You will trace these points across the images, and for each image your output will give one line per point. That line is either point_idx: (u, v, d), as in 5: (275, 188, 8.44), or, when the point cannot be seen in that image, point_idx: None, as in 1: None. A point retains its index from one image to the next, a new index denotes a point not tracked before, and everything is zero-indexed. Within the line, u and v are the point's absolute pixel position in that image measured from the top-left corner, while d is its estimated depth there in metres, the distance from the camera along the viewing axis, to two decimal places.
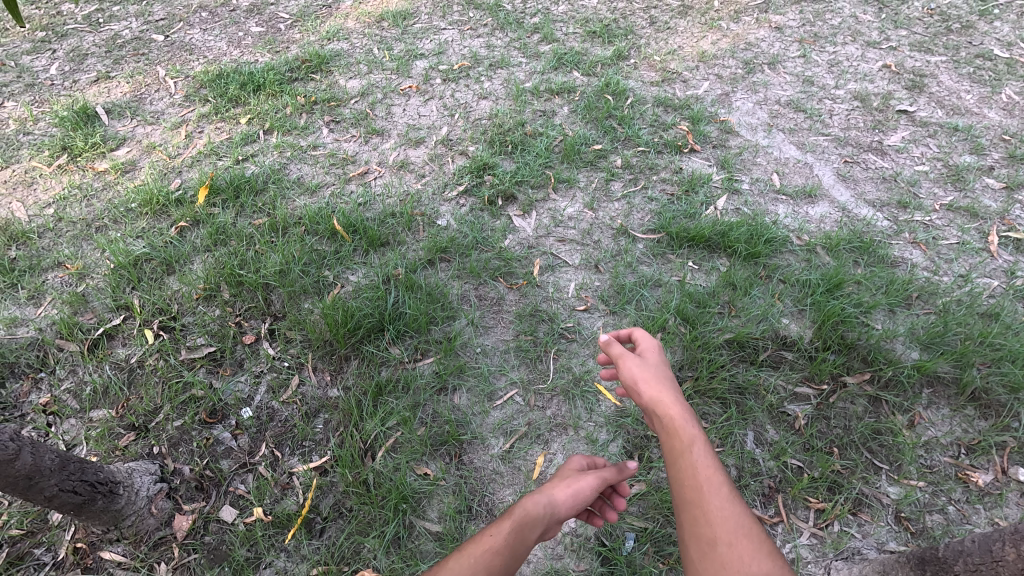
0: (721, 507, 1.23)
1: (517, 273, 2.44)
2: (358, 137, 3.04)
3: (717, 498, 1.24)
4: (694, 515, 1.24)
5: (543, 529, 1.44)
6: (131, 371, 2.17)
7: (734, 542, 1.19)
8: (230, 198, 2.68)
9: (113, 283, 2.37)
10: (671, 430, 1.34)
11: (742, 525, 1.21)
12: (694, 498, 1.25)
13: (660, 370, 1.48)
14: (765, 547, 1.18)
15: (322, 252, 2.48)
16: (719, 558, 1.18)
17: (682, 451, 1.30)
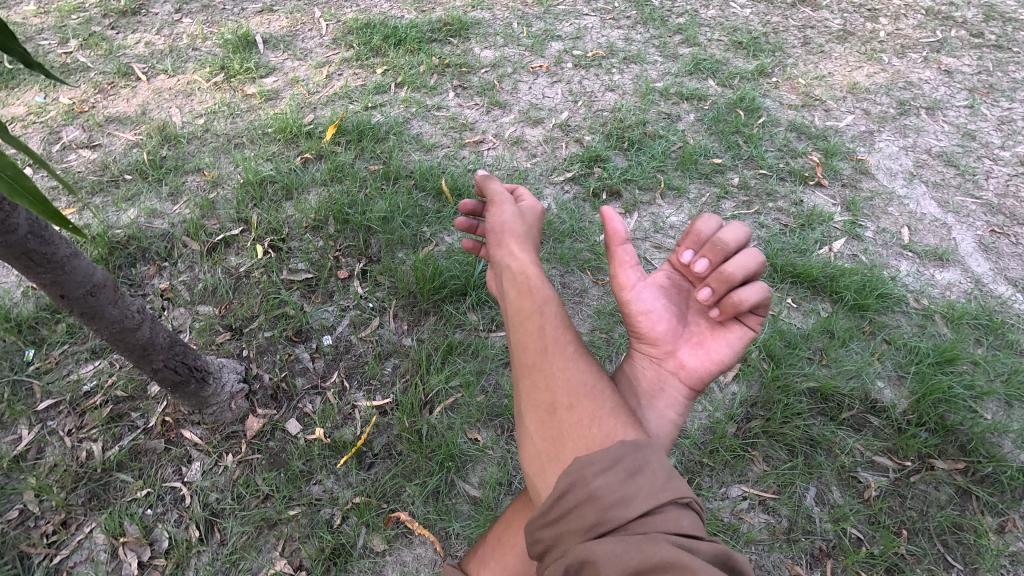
0: (566, 372, 1.24)
1: (605, 269, 2.42)
2: (480, 106, 3.10)
3: (562, 364, 1.25)
4: (538, 384, 1.24)
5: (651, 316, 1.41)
6: (238, 279, 2.38)
7: (579, 407, 1.19)
8: (353, 140, 2.84)
9: (240, 196, 2.60)
10: (521, 288, 1.37)
11: (590, 391, 1.22)
12: (540, 365, 1.26)
13: (525, 225, 1.56)
14: (613, 410, 1.19)
15: (425, 208, 2.57)
16: (560, 424, 1.18)
17: (533, 312, 1.33)
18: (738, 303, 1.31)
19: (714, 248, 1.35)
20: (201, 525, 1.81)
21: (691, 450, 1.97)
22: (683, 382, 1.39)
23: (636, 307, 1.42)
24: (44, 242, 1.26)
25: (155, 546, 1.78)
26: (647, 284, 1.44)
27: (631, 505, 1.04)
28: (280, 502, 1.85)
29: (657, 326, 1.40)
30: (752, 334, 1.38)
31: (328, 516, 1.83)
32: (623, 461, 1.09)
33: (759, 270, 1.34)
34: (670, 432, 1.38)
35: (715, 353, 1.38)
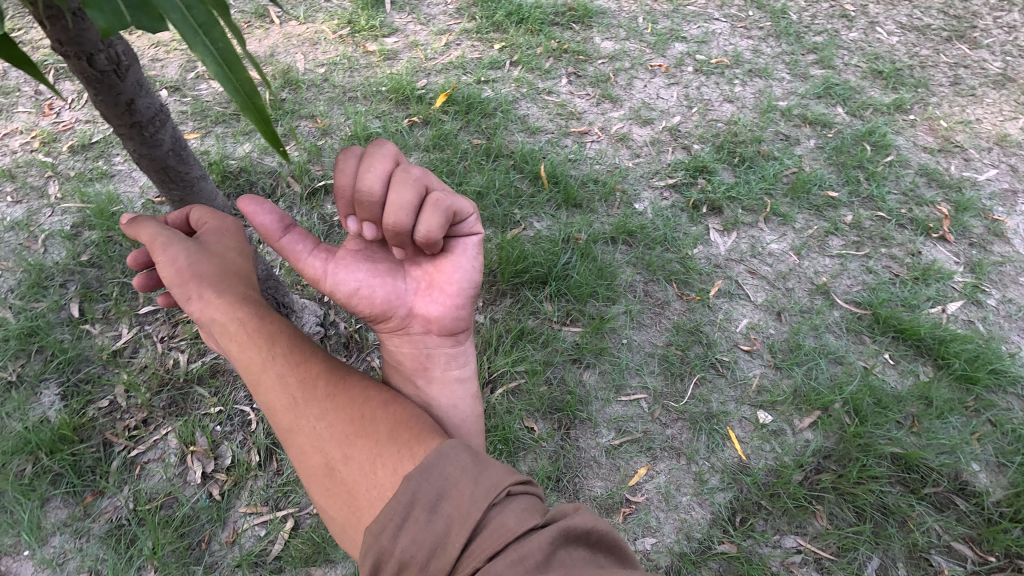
0: (325, 413, 1.10)
1: (692, 284, 2.32)
2: (591, 97, 3.04)
3: (315, 410, 1.11)
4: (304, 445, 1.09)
5: (367, 292, 1.17)
6: (331, 227, 2.46)
7: (355, 447, 1.06)
8: (461, 111, 2.85)
9: (345, 148, 2.68)
10: (232, 335, 1.17)
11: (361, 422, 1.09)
12: (296, 424, 1.11)
13: (220, 243, 1.27)
14: (390, 432, 1.07)
15: (519, 190, 2.56)
16: (344, 482, 1.04)
17: (259, 361, 1.15)
18: (433, 242, 1.05)
19: (369, 202, 1.02)
20: (261, 451, 1.90)
21: (750, 488, 1.88)
22: (444, 339, 1.24)
23: (342, 295, 1.17)
24: (181, 160, 1.33)
25: (218, 460, 1.89)
26: (339, 264, 1.17)
27: (444, 544, 0.92)
28: None
29: (380, 304, 1.18)
30: (478, 242, 1.19)
31: None
32: (416, 494, 0.96)
33: (430, 186, 1.06)
34: (466, 389, 1.29)
35: (449, 289, 1.19)
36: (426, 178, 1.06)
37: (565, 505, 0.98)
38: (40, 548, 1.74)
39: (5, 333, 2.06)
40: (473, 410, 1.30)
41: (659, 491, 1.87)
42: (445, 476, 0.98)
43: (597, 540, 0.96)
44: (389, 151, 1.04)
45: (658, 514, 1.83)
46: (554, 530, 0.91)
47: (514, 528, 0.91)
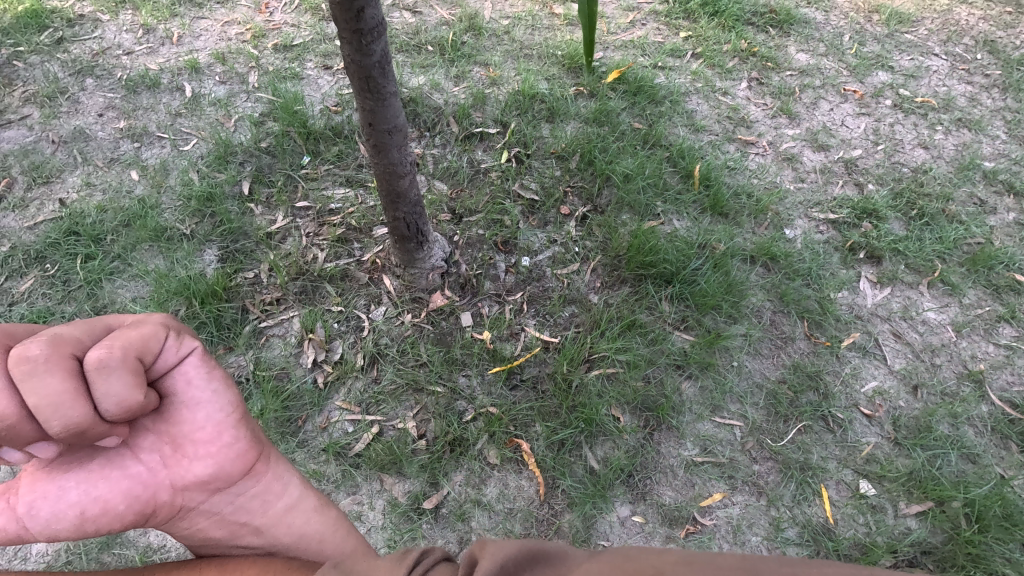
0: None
1: (825, 329, 2.16)
2: (768, 108, 2.86)
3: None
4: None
5: (108, 500, 1.07)
6: (476, 173, 2.55)
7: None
8: (629, 92, 2.79)
9: (509, 102, 2.73)
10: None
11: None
12: None
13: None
14: None
15: (667, 184, 2.48)
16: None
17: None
18: (129, 405, 0.95)
19: (12, 430, 0.89)
20: (366, 357, 2.04)
21: (830, 553, 1.75)
22: (230, 487, 1.19)
23: (71, 525, 1.07)
24: (383, 74, 1.43)
25: (328, 353, 2.06)
26: (32, 503, 1.05)
27: None
28: (431, 374, 2.01)
29: (132, 507, 1.10)
30: (195, 360, 1.13)
31: (461, 409, 1.96)
32: None
33: (73, 351, 0.93)
34: (301, 510, 1.26)
35: (194, 436, 1.13)
36: (59, 345, 0.92)
37: (467, 559, 0.91)
38: None
39: (188, 192, 2.35)
40: (319, 522, 1.26)
41: (730, 522, 1.80)
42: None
43: (519, 562, 0.86)
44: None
45: (722, 543, 1.76)
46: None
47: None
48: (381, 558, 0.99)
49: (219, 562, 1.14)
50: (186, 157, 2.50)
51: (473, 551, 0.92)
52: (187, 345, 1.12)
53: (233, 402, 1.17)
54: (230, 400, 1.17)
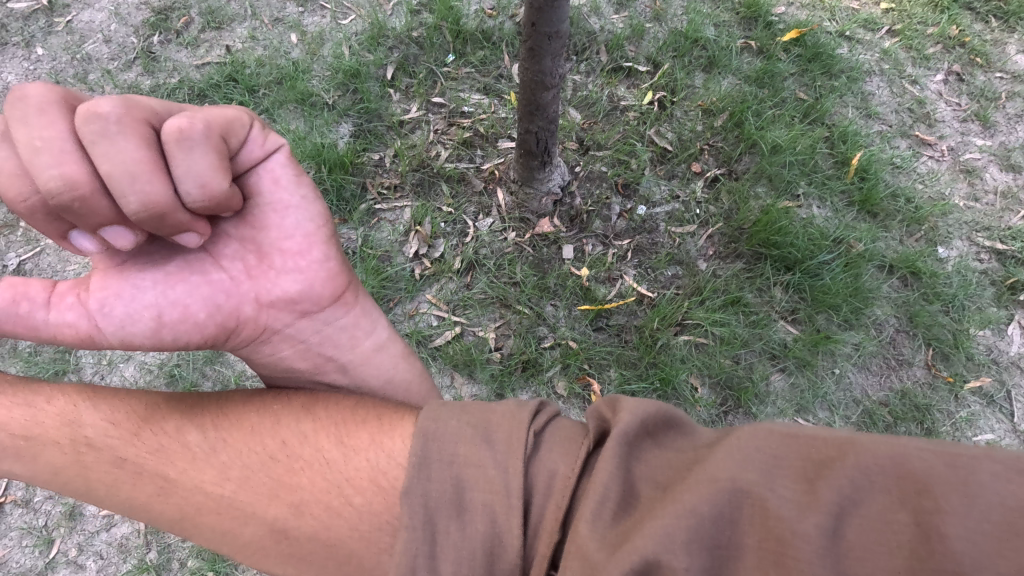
0: (226, 463, 1.00)
1: (951, 364, 1.94)
2: (961, 109, 2.48)
3: (216, 458, 1.00)
4: (234, 514, 0.96)
5: (183, 306, 1.01)
6: (614, 109, 2.43)
7: (295, 492, 0.96)
8: (803, 57, 2.51)
9: (667, 41, 2.53)
10: (17, 454, 1.04)
11: (281, 447, 1.00)
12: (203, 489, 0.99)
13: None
14: (339, 438, 1.01)
15: (817, 167, 2.26)
16: (312, 537, 0.94)
17: (80, 468, 1.02)
18: (209, 190, 0.89)
19: (83, 204, 0.84)
20: (464, 262, 2.08)
21: None
22: (314, 314, 1.13)
23: (147, 331, 1.01)
24: None
25: (430, 250, 2.11)
26: (103, 302, 0.98)
27: (499, 540, 0.83)
28: (520, 295, 2.02)
29: (212, 319, 1.04)
30: (279, 158, 1.07)
31: (542, 334, 1.97)
32: (427, 499, 0.86)
33: (147, 118, 0.86)
34: (389, 353, 1.23)
35: (278, 245, 1.08)
36: (130, 108, 0.85)
37: (599, 416, 0.91)
38: None
39: (337, 65, 2.43)
40: (406, 369, 1.23)
41: None
42: (451, 457, 0.89)
43: (657, 424, 0.87)
44: (36, 105, 0.83)
45: None
46: (619, 442, 0.83)
47: (570, 471, 0.86)
48: (496, 403, 0.95)
49: (309, 394, 1.11)
50: (342, 30, 2.56)
51: (604, 409, 0.92)
52: (272, 141, 1.06)
53: (320, 214, 1.12)
54: (317, 210, 1.12)
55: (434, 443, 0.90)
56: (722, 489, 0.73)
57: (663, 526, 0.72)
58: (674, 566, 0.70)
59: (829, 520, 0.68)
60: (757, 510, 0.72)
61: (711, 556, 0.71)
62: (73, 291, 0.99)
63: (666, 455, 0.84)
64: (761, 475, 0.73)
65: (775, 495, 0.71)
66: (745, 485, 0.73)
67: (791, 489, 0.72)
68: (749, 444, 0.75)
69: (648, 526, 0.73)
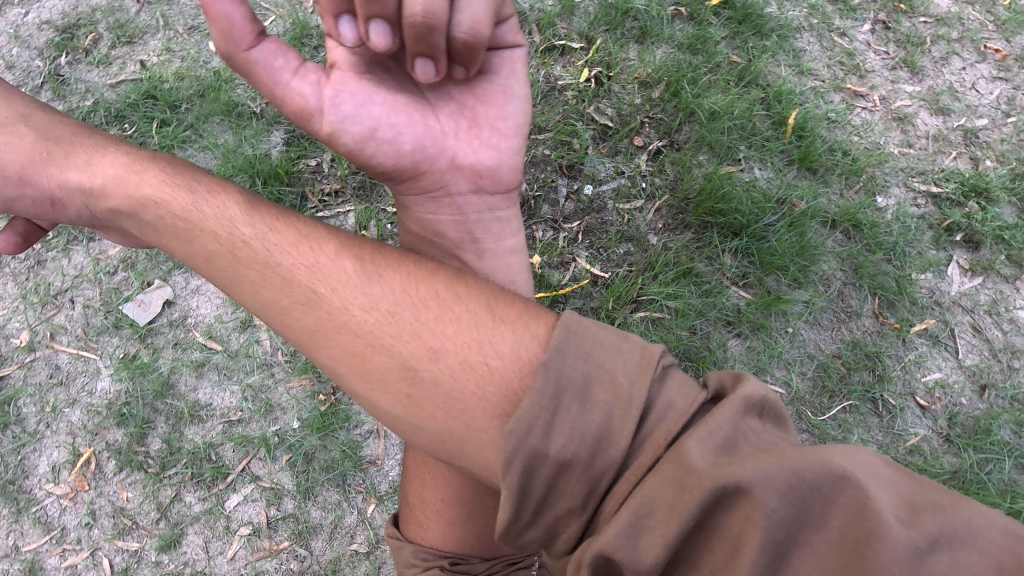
0: (377, 297, 1.07)
1: (898, 310, 2.00)
2: (889, 58, 2.52)
3: (366, 311, 1.07)
4: (366, 360, 1.05)
5: (388, 141, 1.23)
6: (551, 89, 2.39)
7: (435, 351, 1.03)
8: (734, 19, 2.49)
9: (598, 15, 2.49)
10: (175, 231, 1.20)
11: (430, 313, 1.05)
12: (338, 322, 1.06)
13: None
14: (490, 316, 1.05)
15: (756, 128, 2.27)
16: (438, 384, 1.01)
17: (229, 258, 1.14)
18: (477, 31, 1.06)
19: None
20: None
21: None
22: (485, 194, 1.36)
23: (358, 135, 1.21)
24: None
25: None
26: (336, 96, 1.19)
27: (606, 436, 0.90)
28: None
29: (411, 154, 1.26)
30: (519, 49, 1.27)
31: None
32: (559, 379, 0.93)
33: None
34: (520, 258, 1.48)
35: (483, 119, 1.29)
36: None
37: (718, 377, 0.96)
38: None
39: None
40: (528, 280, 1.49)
41: None
42: (588, 353, 0.94)
43: (770, 410, 0.92)
44: None
45: None
46: (740, 402, 0.88)
47: (684, 409, 0.92)
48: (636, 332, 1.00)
49: (444, 272, 1.14)
50: None
51: (725, 374, 0.96)
52: (519, 37, 1.26)
53: (526, 120, 1.32)
54: (527, 110, 1.32)
55: (574, 337, 0.95)
56: (832, 470, 0.80)
57: (766, 468, 0.81)
58: (761, 504, 0.80)
59: (927, 544, 0.76)
60: (854, 500, 0.79)
61: (794, 517, 0.80)
62: (314, 73, 1.18)
63: (773, 432, 0.90)
64: (871, 479, 0.80)
65: (876, 498, 0.79)
66: (853, 478, 0.80)
67: (894, 503, 0.79)
68: (867, 457, 0.82)
69: (750, 473, 0.81)
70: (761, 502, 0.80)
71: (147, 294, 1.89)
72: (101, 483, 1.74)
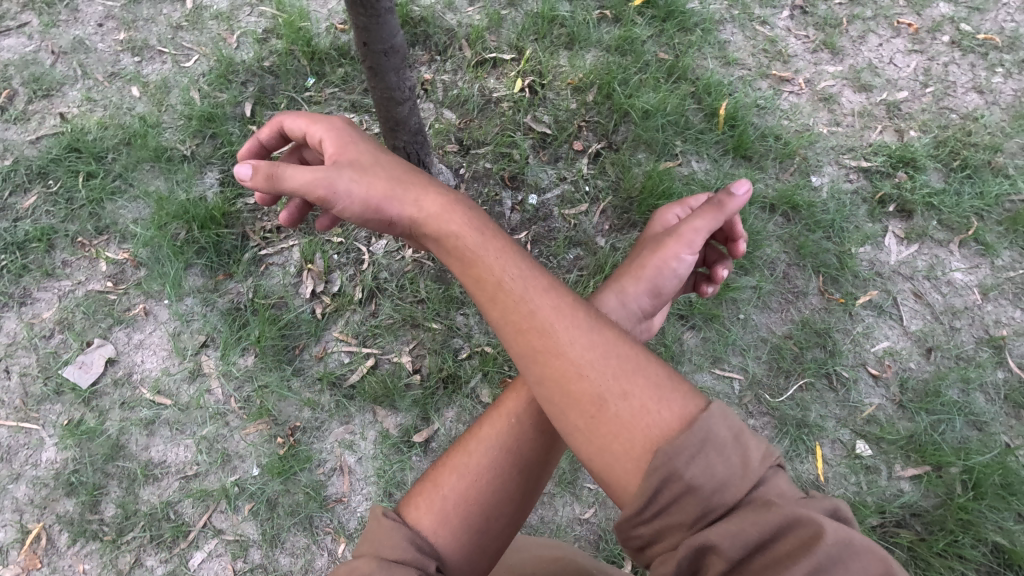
0: (568, 319, 0.97)
1: (841, 285, 2.05)
2: (810, 41, 2.60)
3: (576, 338, 0.94)
4: (553, 378, 0.94)
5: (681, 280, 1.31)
6: (487, 102, 2.39)
7: (614, 394, 0.90)
8: (658, 18, 2.55)
9: (526, 26, 2.52)
10: (412, 203, 1.11)
11: (620, 360, 0.92)
12: (525, 325, 0.98)
13: (264, 162, 1.12)
14: (665, 389, 0.90)
15: (689, 122, 2.31)
16: (610, 413, 0.89)
17: (452, 228, 1.08)
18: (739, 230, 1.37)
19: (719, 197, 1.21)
20: (365, 290, 1.98)
21: None
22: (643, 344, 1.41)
23: (662, 287, 1.29)
24: None
25: (327, 286, 2.00)
26: (691, 245, 1.26)
27: (726, 487, 0.82)
28: (427, 311, 1.97)
29: (658, 302, 1.31)
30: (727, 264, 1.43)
31: (457, 346, 1.92)
32: (707, 435, 0.84)
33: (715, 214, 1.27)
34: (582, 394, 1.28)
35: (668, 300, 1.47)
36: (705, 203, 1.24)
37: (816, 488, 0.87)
38: (176, 302, 1.95)
39: (190, 112, 2.27)
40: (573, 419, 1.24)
41: None
42: (737, 429, 0.86)
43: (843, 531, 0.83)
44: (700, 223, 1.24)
45: None
46: (830, 505, 0.81)
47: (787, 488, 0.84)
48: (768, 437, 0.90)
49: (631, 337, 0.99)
50: (187, 74, 2.39)
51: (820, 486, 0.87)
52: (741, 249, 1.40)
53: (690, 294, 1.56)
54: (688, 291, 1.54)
55: (723, 418, 0.86)
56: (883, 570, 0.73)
57: (836, 533, 0.75)
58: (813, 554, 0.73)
59: None
60: None
61: None
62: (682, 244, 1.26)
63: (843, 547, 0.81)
64: None
65: None
66: None
67: None
68: None
69: (816, 536, 0.74)
70: (816, 555, 0.73)
71: (87, 355, 1.87)
72: (54, 558, 1.66)
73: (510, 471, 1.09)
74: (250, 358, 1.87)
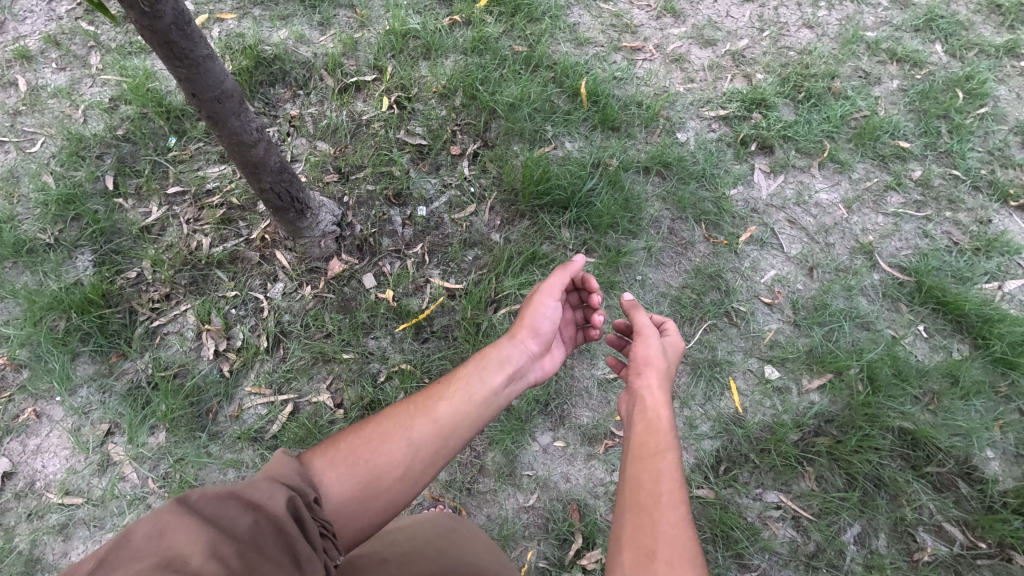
0: (673, 505, 1.02)
1: (723, 228, 2.18)
2: (652, 9, 2.74)
3: (679, 515, 1.01)
4: (640, 507, 1.04)
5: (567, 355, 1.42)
6: (358, 126, 2.39)
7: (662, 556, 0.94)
8: (506, 13, 2.62)
9: (381, 44, 2.53)
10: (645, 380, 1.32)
11: (689, 557, 0.94)
12: (643, 476, 1.08)
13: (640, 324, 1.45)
14: None
15: (555, 106, 2.40)
16: (654, 559, 0.94)
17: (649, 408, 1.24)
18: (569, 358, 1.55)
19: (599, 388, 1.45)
20: (269, 338, 1.95)
21: (740, 441, 1.85)
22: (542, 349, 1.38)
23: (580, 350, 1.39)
24: (185, 37, 1.26)
25: (229, 342, 1.95)
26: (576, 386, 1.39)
27: None
28: (337, 344, 1.96)
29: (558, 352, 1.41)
30: None
31: (375, 370, 1.92)
32: None
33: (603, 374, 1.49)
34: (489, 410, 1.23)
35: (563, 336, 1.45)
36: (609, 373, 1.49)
37: None
38: (69, 397, 1.87)
39: (46, 198, 2.15)
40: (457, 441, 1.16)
41: None
42: None
43: None
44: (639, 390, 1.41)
45: None
46: None
47: None
48: None
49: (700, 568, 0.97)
50: (36, 159, 2.27)
51: None
52: None
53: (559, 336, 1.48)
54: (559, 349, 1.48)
55: None
56: None
57: None
58: None
59: None
60: None
61: None
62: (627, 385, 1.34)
63: None
64: None
65: None
66: None
67: None
68: None
69: None
70: None
71: None
72: None
73: (407, 446, 1.09)
74: (161, 435, 1.81)
